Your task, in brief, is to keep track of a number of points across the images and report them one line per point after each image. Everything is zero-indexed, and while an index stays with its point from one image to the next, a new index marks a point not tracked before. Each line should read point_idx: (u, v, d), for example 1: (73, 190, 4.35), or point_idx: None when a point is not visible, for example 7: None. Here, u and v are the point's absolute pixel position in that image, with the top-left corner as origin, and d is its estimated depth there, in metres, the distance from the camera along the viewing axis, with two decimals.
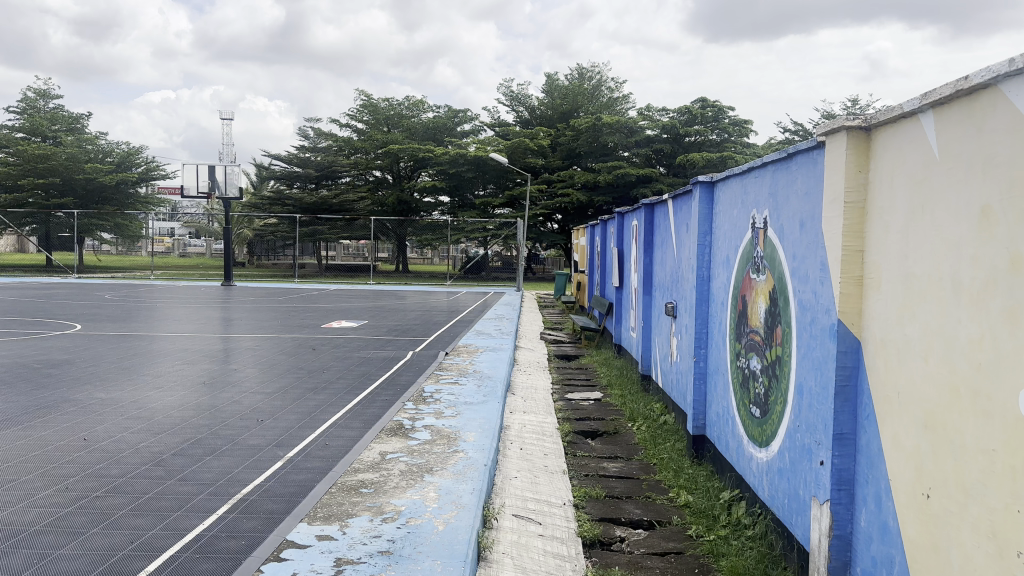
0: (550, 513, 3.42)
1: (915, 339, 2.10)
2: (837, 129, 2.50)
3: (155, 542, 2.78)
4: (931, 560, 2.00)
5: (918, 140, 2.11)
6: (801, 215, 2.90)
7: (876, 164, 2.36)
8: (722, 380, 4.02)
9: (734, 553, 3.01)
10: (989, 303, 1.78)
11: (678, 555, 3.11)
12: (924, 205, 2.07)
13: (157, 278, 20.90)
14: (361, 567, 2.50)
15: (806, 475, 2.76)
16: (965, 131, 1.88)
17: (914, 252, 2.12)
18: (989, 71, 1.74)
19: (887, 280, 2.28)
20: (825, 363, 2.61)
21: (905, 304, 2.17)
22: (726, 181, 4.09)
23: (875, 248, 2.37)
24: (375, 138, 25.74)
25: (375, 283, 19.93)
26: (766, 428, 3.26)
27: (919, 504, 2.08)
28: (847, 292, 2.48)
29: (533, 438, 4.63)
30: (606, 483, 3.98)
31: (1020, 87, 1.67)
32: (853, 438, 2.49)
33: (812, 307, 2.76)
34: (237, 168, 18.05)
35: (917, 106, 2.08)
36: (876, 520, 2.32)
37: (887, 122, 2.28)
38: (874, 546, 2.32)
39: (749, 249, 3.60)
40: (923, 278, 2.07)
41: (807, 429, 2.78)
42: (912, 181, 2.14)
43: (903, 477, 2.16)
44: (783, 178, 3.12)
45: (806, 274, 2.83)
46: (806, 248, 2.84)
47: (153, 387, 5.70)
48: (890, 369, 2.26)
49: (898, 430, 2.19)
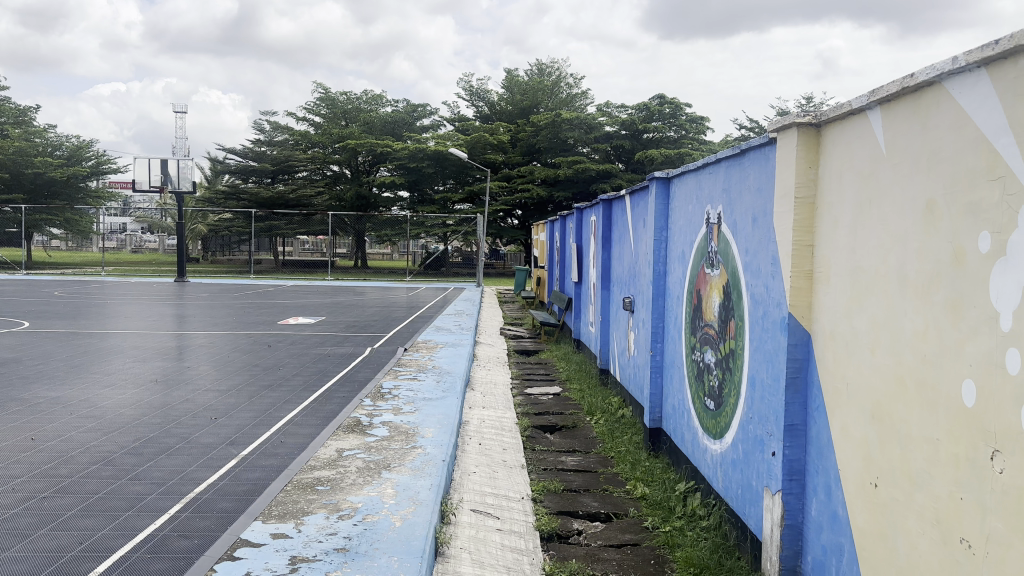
0: (508, 507, 3.43)
1: (863, 331, 2.16)
2: (788, 126, 2.54)
3: (104, 542, 2.72)
4: (879, 547, 2.06)
5: (866, 136, 2.16)
6: (753, 211, 2.95)
7: (826, 160, 2.41)
8: (678, 373, 4.07)
9: (689, 543, 3.07)
10: (933, 297, 1.83)
11: (634, 547, 3.14)
12: (872, 200, 2.12)
13: (106, 274, 20.28)
14: (316, 565, 2.47)
15: (759, 465, 2.81)
16: (911, 127, 1.93)
17: (862, 246, 2.17)
18: (933, 69, 1.79)
19: (836, 273, 2.32)
20: (776, 355, 2.66)
21: (853, 297, 2.22)
22: (681, 177, 4.13)
23: (824, 243, 2.42)
24: (333, 133, 25.51)
25: (332, 279, 19.74)
26: (719, 420, 3.31)
27: (867, 493, 2.13)
28: (798, 286, 2.53)
29: (492, 433, 4.64)
30: (564, 477, 4.01)
31: (963, 84, 1.72)
32: (803, 429, 2.55)
33: (764, 301, 2.81)
34: (190, 163, 17.67)
35: (864, 104, 2.13)
36: (825, 509, 2.38)
37: (836, 119, 2.33)
38: (824, 535, 2.38)
39: (703, 244, 3.65)
40: (870, 271, 2.13)
41: (759, 421, 2.83)
42: (860, 177, 2.19)
43: (852, 467, 2.21)
44: (736, 173, 3.17)
45: (758, 268, 2.87)
46: (758, 243, 2.88)
47: (103, 385, 5.58)
48: (838, 361, 2.31)
49: (847, 421, 2.25)
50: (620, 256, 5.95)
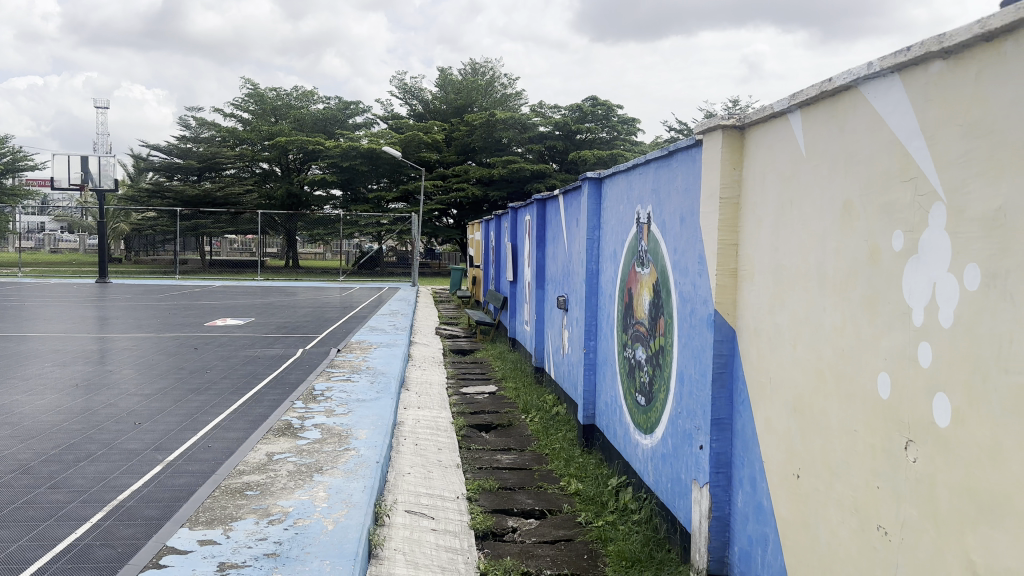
0: (443, 507, 3.42)
1: (785, 327, 2.24)
2: (713, 128, 2.62)
3: (18, 555, 2.59)
4: (801, 536, 2.14)
5: (787, 139, 2.24)
6: (680, 211, 3.02)
7: (749, 161, 2.49)
8: (610, 370, 4.14)
9: (621, 537, 3.13)
10: (851, 293, 1.91)
11: (567, 542, 3.18)
12: (792, 201, 2.21)
13: (20, 275, 19.32)
14: (245, 571, 2.42)
15: (687, 459, 2.88)
16: (829, 130, 2.02)
17: (783, 245, 2.25)
18: (850, 74, 1.87)
19: (760, 272, 2.40)
20: (703, 351, 2.74)
21: (775, 294, 2.31)
22: (612, 178, 4.20)
23: (748, 242, 2.50)
24: (263, 130, 24.93)
25: (262, 279, 19.30)
26: (650, 416, 3.38)
27: (790, 483, 2.21)
28: (723, 284, 2.60)
29: (427, 433, 4.62)
30: (499, 475, 4.03)
31: (877, 89, 1.81)
32: (729, 423, 2.63)
33: (691, 299, 2.88)
34: (112, 159, 16.99)
35: (786, 107, 2.21)
36: (751, 500, 2.46)
37: (759, 122, 2.41)
38: (749, 525, 2.46)
39: (634, 244, 3.72)
40: (792, 269, 2.21)
41: (687, 415, 2.90)
42: (781, 178, 2.27)
43: (775, 458, 2.29)
44: (665, 173, 3.24)
45: (686, 267, 2.95)
46: (686, 241, 2.96)
47: (15, 390, 5.31)
48: (762, 356, 2.39)
49: (771, 414, 2.32)
50: (553, 255, 6.01)
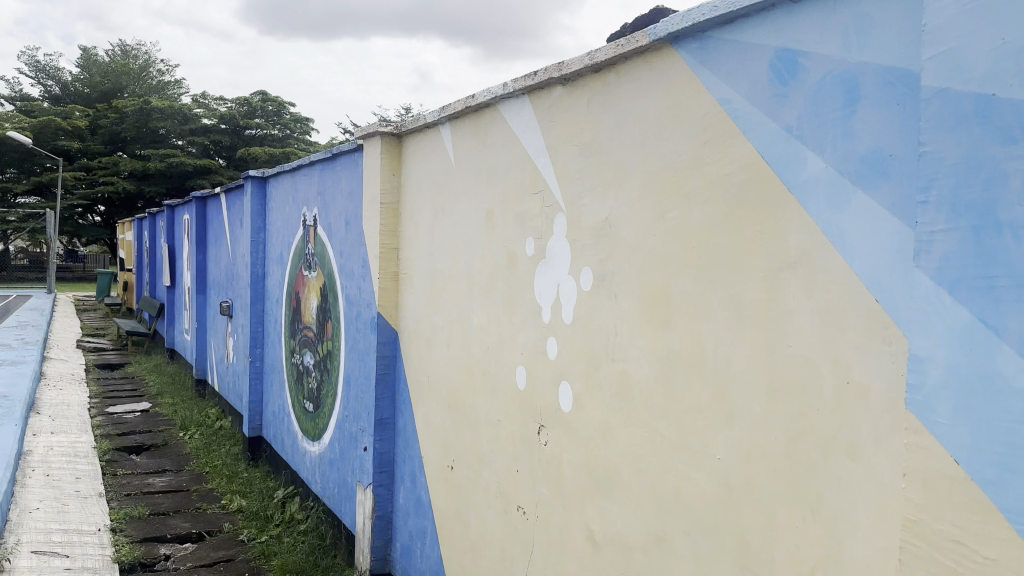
0: (79, 543, 3.01)
1: (440, 327, 2.35)
2: (373, 134, 2.66)
3: None
4: (455, 524, 2.26)
5: (439, 149, 2.36)
6: (344, 215, 3.03)
7: (407, 168, 2.58)
8: (277, 377, 4.02)
9: (286, 550, 3.06)
10: (492, 294, 2.07)
11: (227, 562, 3.05)
12: (445, 208, 2.33)
13: None
14: None
15: (353, 461, 2.89)
16: (473, 143, 2.16)
17: (438, 250, 2.36)
18: (488, 92, 2.02)
19: (418, 275, 2.50)
20: (367, 354, 2.77)
21: (431, 296, 2.41)
22: (277, 179, 4.07)
23: (408, 247, 2.58)
24: None
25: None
26: (317, 422, 3.34)
27: (445, 476, 2.33)
28: (386, 286, 2.66)
29: (63, 461, 4.03)
30: (151, 501, 3.72)
31: (511, 108, 1.98)
32: (392, 422, 2.69)
33: (356, 302, 2.90)
34: None
35: (437, 119, 2.32)
36: (412, 495, 2.54)
37: (415, 131, 2.50)
38: (410, 520, 2.54)
39: (299, 248, 3.66)
40: (445, 272, 2.33)
41: (353, 418, 2.91)
42: (435, 186, 2.38)
43: (432, 453, 2.40)
44: (329, 177, 3.23)
45: (351, 271, 2.96)
46: (350, 246, 2.97)
47: None
48: (421, 356, 2.49)
49: (429, 412, 2.43)
50: (215, 258, 5.65)
